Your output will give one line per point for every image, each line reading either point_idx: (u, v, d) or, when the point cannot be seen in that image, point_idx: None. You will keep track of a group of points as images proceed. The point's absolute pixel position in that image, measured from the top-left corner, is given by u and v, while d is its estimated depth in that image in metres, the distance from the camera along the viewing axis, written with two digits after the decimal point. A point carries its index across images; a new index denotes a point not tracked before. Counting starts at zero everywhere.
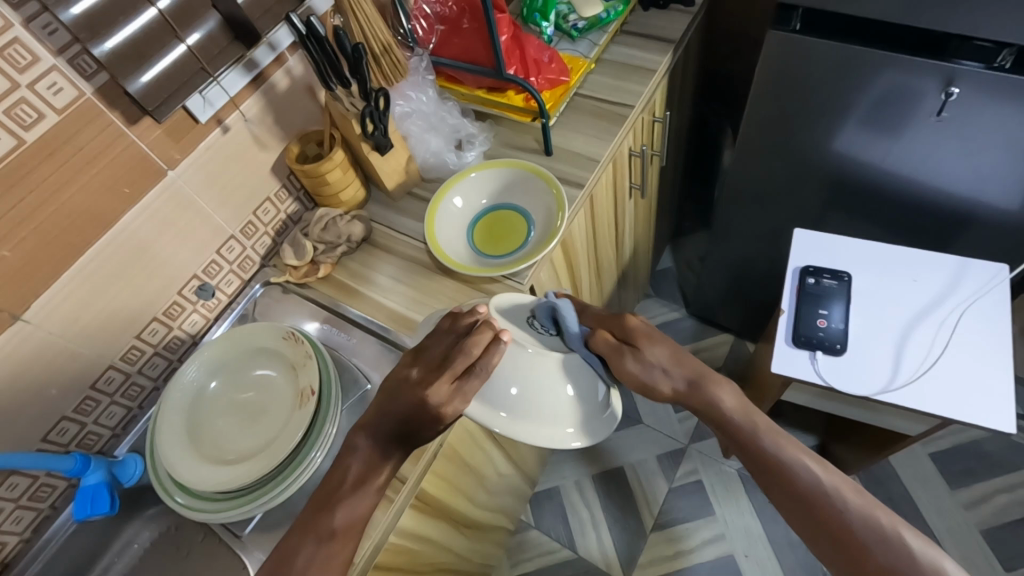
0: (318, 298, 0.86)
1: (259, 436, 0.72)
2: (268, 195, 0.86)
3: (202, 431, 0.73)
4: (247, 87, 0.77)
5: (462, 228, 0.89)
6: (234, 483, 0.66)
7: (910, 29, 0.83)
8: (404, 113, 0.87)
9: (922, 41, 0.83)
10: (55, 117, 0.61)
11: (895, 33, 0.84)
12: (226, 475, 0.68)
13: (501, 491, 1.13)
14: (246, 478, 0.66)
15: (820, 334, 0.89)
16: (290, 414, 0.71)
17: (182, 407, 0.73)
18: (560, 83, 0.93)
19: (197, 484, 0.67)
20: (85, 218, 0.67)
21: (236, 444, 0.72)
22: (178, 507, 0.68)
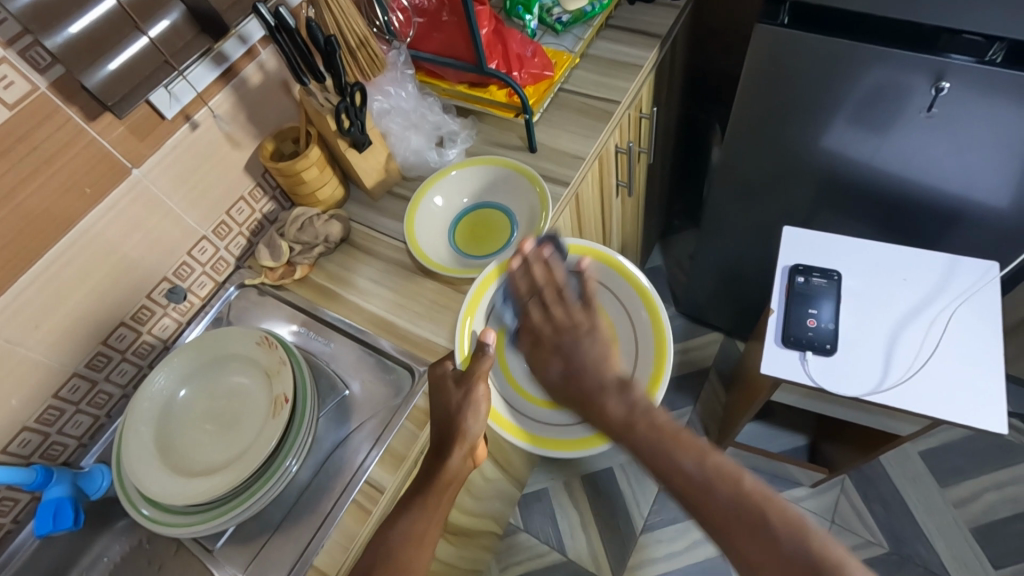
0: (295, 300, 0.83)
1: (232, 446, 0.68)
2: (242, 194, 0.83)
3: (174, 442, 0.69)
4: (216, 82, 0.74)
5: (443, 228, 0.86)
6: (204, 495, 0.63)
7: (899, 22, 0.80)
8: (382, 109, 0.84)
9: (911, 37, 0.81)
10: (7, 113, 0.57)
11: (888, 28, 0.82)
12: (197, 487, 0.65)
13: (489, 495, 1.11)
14: (221, 490, 0.64)
15: (810, 335, 0.87)
16: (264, 424, 0.68)
17: (151, 417, 0.70)
18: (544, 78, 0.89)
19: (166, 497, 0.64)
20: (43, 219, 0.64)
21: (210, 454, 0.69)
22: (145, 521, 0.65)
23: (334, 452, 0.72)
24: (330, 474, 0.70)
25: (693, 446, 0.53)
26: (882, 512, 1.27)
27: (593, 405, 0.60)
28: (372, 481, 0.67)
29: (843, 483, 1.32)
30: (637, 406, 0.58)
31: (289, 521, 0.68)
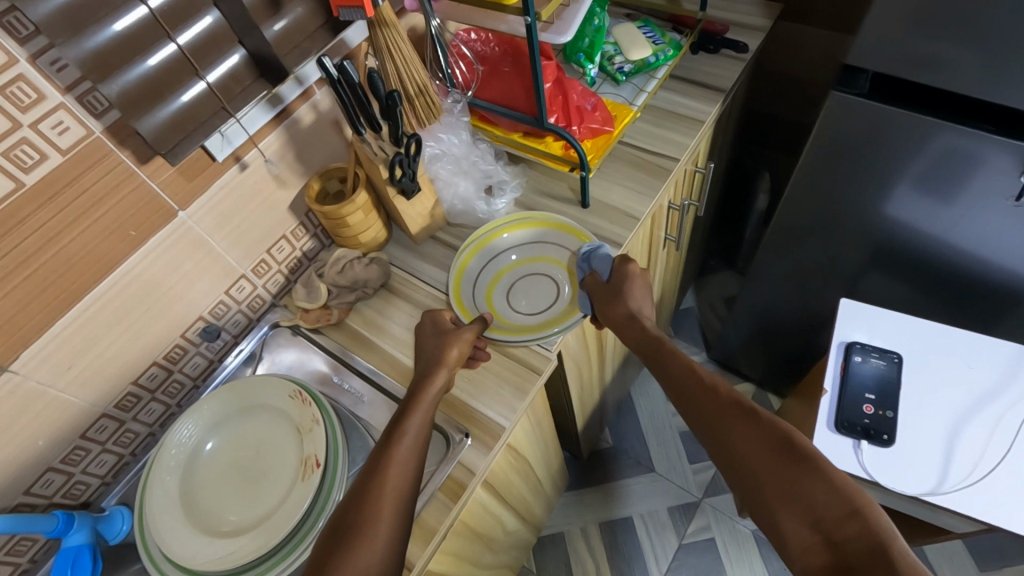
0: (327, 345, 0.81)
1: (261, 505, 0.65)
2: (284, 233, 0.82)
3: (201, 498, 0.67)
4: (269, 122, 0.72)
5: (491, 279, 0.82)
6: (227, 562, 0.61)
7: (988, 104, 0.76)
8: (433, 155, 0.80)
9: (1001, 117, 0.76)
10: (59, 158, 0.55)
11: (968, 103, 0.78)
12: (222, 550, 0.62)
13: (509, 546, 1.08)
14: (251, 555, 0.61)
15: (865, 421, 0.83)
16: (293, 486, 0.65)
17: (175, 470, 0.68)
18: (603, 133, 0.83)
19: (189, 560, 0.61)
20: (83, 263, 0.61)
21: (238, 511, 0.66)
22: None
23: None
24: None
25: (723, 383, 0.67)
26: None
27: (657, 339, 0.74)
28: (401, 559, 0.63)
29: None
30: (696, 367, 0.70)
31: None
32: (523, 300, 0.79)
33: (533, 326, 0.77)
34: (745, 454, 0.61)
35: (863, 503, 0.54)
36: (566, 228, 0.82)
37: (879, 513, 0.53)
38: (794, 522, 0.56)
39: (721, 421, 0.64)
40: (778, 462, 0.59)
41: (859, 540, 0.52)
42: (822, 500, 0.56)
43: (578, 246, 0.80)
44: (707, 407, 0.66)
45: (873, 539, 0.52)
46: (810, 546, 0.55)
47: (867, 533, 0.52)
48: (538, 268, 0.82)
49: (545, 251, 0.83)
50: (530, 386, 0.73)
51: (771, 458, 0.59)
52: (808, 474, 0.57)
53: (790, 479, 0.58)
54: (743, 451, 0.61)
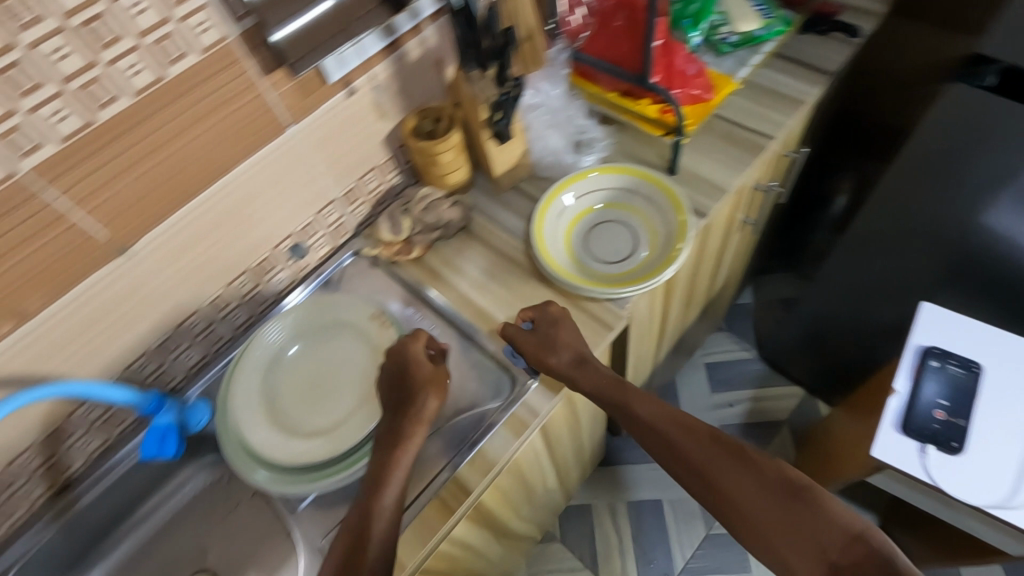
0: (403, 277, 0.84)
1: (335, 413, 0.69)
2: (375, 165, 0.84)
3: (280, 397, 0.71)
4: (381, 51, 0.74)
5: (573, 226, 0.81)
6: (303, 458, 0.65)
7: None
8: (531, 104, 0.82)
9: None
10: (197, 57, 0.58)
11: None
12: (298, 447, 0.66)
13: (543, 505, 1.10)
14: (326, 455, 0.65)
15: (935, 427, 0.80)
16: (369, 399, 0.69)
17: (260, 367, 0.72)
18: (702, 101, 0.83)
19: (268, 451, 0.66)
20: (201, 162, 0.65)
21: (313, 414, 0.70)
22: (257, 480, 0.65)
23: None
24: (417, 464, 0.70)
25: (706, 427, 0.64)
26: None
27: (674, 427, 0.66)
28: (459, 479, 0.67)
29: None
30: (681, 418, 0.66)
31: None
32: (603, 250, 0.79)
33: (614, 275, 0.77)
34: (738, 496, 0.58)
35: (865, 527, 0.52)
36: (648, 178, 0.80)
37: (879, 535, 0.51)
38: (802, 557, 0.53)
39: (709, 463, 0.61)
40: (777, 498, 0.56)
41: (865, 565, 0.49)
42: (823, 530, 0.52)
43: (662, 198, 0.79)
44: (690, 451, 0.63)
45: (880, 561, 0.49)
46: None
47: (869, 555, 0.50)
48: (619, 218, 0.81)
49: (627, 200, 0.81)
50: (601, 339, 0.73)
51: (763, 495, 0.57)
52: (805, 505, 0.55)
53: (783, 507, 0.55)
54: (736, 492, 0.58)
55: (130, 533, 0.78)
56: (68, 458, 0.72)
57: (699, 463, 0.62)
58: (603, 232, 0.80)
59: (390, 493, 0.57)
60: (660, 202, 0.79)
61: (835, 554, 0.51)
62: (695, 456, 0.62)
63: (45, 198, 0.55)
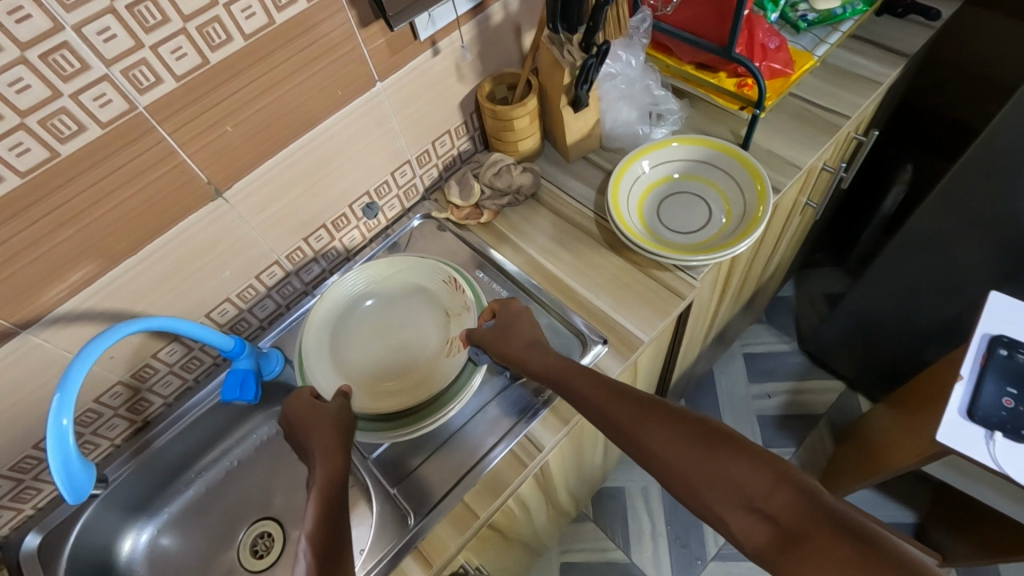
0: (472, 241, 0.85)
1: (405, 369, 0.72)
2: (448, 129, 0.85)
3: (350, 346, 0.73)
4: (468, 13, 0.75)
5: (648, 195, 0.81)
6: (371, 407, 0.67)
7: None
8: (608, 74, 0.82)
9: None
10: (305, 4, 0.59)
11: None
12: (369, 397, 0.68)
13: (587, 479, 1.11)
14: (391, 407, 0.67)
15: (1003, 415, 0.80)
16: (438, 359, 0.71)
17: (332, 313, 0.74)
18: (782, 75, 0.82)
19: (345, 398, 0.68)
20: (296, 111, 0.66)
21: (382, 368, 0.72)
22: None
23: (491, 400, 0.73)
24: (487, 423, 0.71)
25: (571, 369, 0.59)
26: None
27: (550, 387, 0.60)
28: (532, 436, 0.69)
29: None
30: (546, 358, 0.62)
31: (443, 453, 0.70)
32: (676, 220, 0.79)
33: (687, 245, 0.77)
34: (657, 446, 0.49)
35: (794, 469, 0.43)
36: (729, 152, 0.79)
37: (811, 480, 0.43)
38: (736, 516, 0.43)
39: (629, 419, 0.52)
40: (693, 442, 0.48)
41: (810, 520, 0.40)
42: (751, 479, 0.43)
43: (742, 172, 0.78)
44: (616, 411, 0.53)
45: (820, 510, 0.40)
46: (763, 544, 0.41)
47: (806, 503, 0.41)
48: (695, 190, 0.81)
49: (705, 172, 0.81)
50: (671, 310, 0.74)
51: (689, 445, 0.47)
52: (731, 452, 0.46)
53: (709, 457, 0.46)
54: (656, 446, 0.49)
55: (200, 476, 0.82)
56: (147, 398, 0.75)
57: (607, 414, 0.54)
58: (677, 203, 0.80)
59: (320, 492, 0.51)
60: (739, 175, 0.78)
61: (775, 508, 0.42)
62: (608, 409, 0.54)
63: (157, 136, 0.57)
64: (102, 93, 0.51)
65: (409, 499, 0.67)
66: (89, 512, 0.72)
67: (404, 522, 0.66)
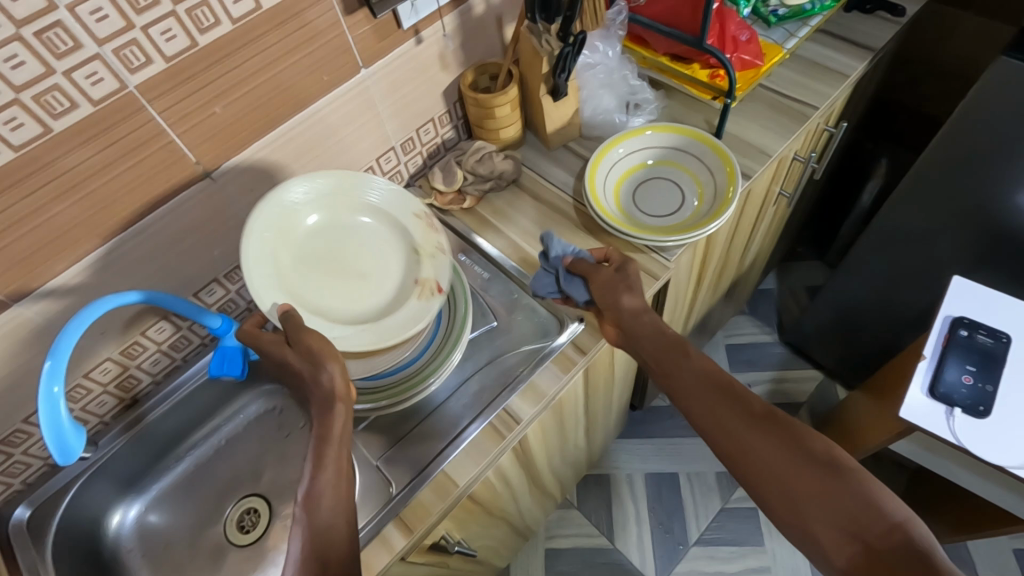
0: (456, 226, 0.87)
1: (353, 305, 0.69)
2: (432, 117, 0.88)
3: (302, 250, 0.69)
4: (450, 3, 0.77)
5: (624, 180, 0.84)
6: None
7: None
8: (586, 64, 0.85)
9: None
10: None
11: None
12: None
13: (571, 463, 1.13)
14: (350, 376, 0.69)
15: (962, 391, 0.83)
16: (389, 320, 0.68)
17: (269, 236, 0.66)
18: (752, 66, 0.85)
19: None
20: (284, 95, 0.68)
21: (323, 285, 0.69)
22: None
23: (472, 375, 0.75)
24: (469, 394, 0.73)
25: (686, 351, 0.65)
26: None
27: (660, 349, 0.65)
28: (511, 409, 0.71)
29: None
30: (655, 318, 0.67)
31: (426, 426, 0.72)
32: (651, 205, 0.82)
33: (661, 226, 0.80)
34: (767, 454, 0.57)
35: (904, 515, 0.52)
36: (699, 137, 0.83)
37: (919, 526, 0.51)
38: (830, 532, 0.53)
39: (742, 427, 0.59)
40: (805, 462, 0.56)
41: (899, 553, 0.49)
42: (859, 509, 0.52)
43: (713, 156, 0.81)
44: (728, 414, 0.60)
45: (914, 551, 0.49)
46: (852, 562, 0.51)
47: (906, 543, 0.50)
48: (669, 176, 0.84)
49: (677, 158, 0.84)
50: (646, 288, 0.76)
51: (801, 467, 0.55)
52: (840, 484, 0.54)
53: (819, 482, 0.55)
54: (765, 456, 0.57)
55: (189, 453, 0.83)
56: (136, 375, 0.77)
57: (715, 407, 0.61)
58: (649, 188, 0.84)
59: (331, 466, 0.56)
60: (709, 159, 0.82)
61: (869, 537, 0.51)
62: (719, 403, 0.61)
63: (147, 114, 0.59)
64: (93, 71, 0.54)
65: (391, 469, 0.69)
66: (79, 485, 0.74)
67: (387, 489, 0.68)
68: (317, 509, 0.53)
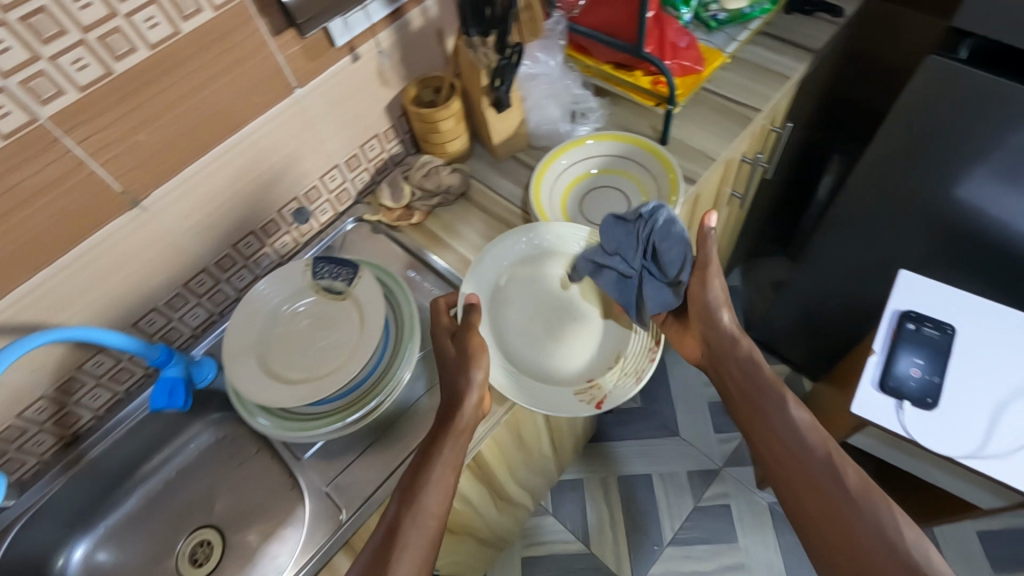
0: (406, 242, 0.86)
1: (551, 367, 0.72)
2: (376, 133, 0.86)
3: (557, 308, 0.76)
4: (385, 19, 0.77)
5: (569, 190, 0.85)
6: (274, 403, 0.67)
7: None
8: (529, 74, 0.85)
9: None
10: (212, 13, 0.60)
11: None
12: (274, 394, 0.68)
13: (538, 472, 1.12)
14: (289, 403, 0.67)
15: (910, 385, 0.84)
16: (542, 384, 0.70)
17: (490, 301, 0.75)
18: (693, 72, 0.87)
19: (260, 398, 0.68)
20: (213, 119, 0.67)
21: (575, 342, 0.74)
22: (261, 429, 0.70)
23: (421, 394, 0.75)
24: (419, 413, 0.73)
25: (791, 402, 0.67)
26: None
27: (752, 390, 0.69)
28: None
29: None
30: (753, 359, 0.70)
31: (376, 448, 0.71)
32: (596, 213, 0.83)
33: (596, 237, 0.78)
34: (851, 531, 0.58)
35: None
36: (642, 144, 0.83)
37: None
38: None
39: (833, 501, 0.60)
40: (886, 551, 0.56)
41: None
42: None
43: (656, 163, 0.82)
44: (818, 481, 0.62)
45: None
46: None
47: None
48: (614, 184, 0.84)
49: (621, 165, 0.85)
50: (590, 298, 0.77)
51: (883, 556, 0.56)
52: None
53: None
54: (848, 534, 0.58)
55: (138, 487, 0.81)
56: (76, 411, 0.74)
57: (800, 472, 0.63)
58: (594, 196, 0.84)
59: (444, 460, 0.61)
60: (652, 166, 0.82)
61: None
62: (808, 469, 0.63)
63: (63, 146, 0.57)
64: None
65: (341, 495, 0.69)
66: (19, 528, 0.71)
67: (336, 516, 0.67)
68: (411, 510, 0.58)
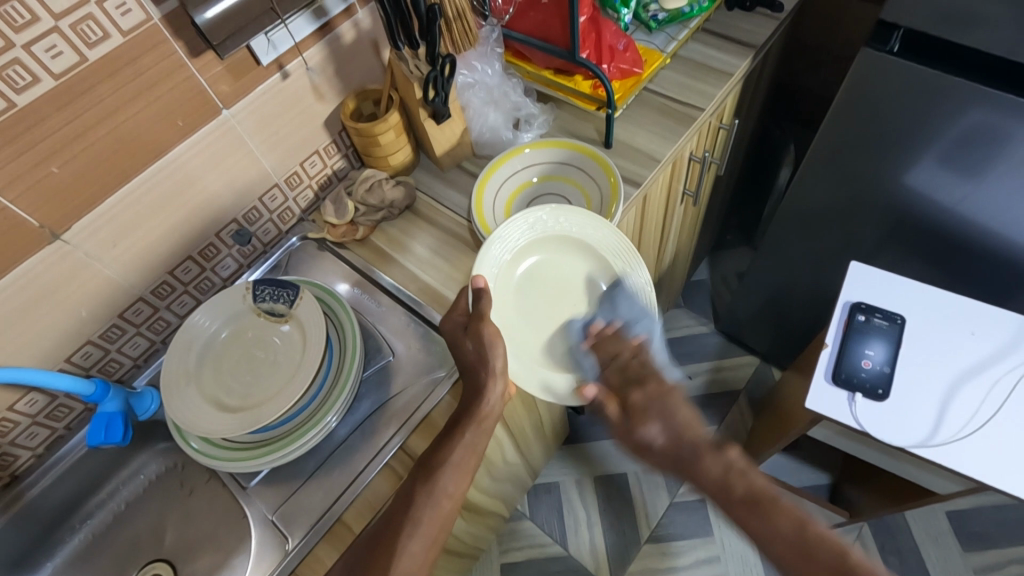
0: (352, 260, 0.84)
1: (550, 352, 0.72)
2: (316, 148, 0.85)
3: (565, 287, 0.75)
4: (313, 34, 0.75)
5: (511, 199, 0.84)
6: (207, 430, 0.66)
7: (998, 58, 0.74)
8: (466, 83, 0.84)
9: (1008, 77, 0.75)
10: (121, 39, 0.59)
11: (1015, 72, 0.74)
12: (206, 420, 0.66)
13: (506, 479, 1.10)
14: (221, 432, 0.65)
15: (862, 375, 0.85)
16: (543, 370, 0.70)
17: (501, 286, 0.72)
18: (632, 74, 0.89)
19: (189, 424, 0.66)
20: (134, 145, 0.65)
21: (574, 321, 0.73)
22: (193, 453, 0.69)
23: (368, 416, 0.73)
24: (365, 435, 0.71)
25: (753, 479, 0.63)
26: (898, 566, 1.23)
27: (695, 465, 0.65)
28: (408, 449, 0.70)
29: (861, 528, 1.27)
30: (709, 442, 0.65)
31: (322, 473, 0.70)
32: None
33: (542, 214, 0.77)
34: None
35: None
36: (584, 150, 0.83)
37: None
38: None
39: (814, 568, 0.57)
40: None
41: None
42: None
43: (596, 169, 0.81)
44: (797, 553, 0.58)
45: None
46: None
47: None
48: (558, 191, 0.84)
49: (564, 172, 0.84)
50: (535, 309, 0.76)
51: None
52: None
53: None
54: None
55: (85, 523, 0.79)
56: (12, 452, 0.72)
57: (782, 543, 0.59)
58: (538, 203, 0.84)
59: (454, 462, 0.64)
60: (595, 172, 0.82)
61: None
62: (785, 542, 0.59)
63: None
64: None
65: (286, 523, 0.67)
66: None
67: (283, 544, 0.66)
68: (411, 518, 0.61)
